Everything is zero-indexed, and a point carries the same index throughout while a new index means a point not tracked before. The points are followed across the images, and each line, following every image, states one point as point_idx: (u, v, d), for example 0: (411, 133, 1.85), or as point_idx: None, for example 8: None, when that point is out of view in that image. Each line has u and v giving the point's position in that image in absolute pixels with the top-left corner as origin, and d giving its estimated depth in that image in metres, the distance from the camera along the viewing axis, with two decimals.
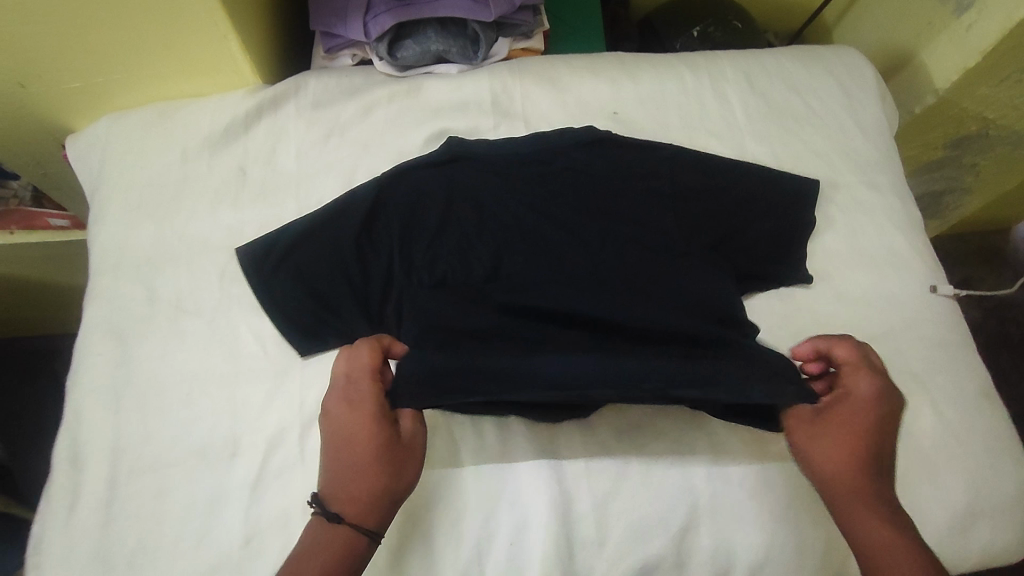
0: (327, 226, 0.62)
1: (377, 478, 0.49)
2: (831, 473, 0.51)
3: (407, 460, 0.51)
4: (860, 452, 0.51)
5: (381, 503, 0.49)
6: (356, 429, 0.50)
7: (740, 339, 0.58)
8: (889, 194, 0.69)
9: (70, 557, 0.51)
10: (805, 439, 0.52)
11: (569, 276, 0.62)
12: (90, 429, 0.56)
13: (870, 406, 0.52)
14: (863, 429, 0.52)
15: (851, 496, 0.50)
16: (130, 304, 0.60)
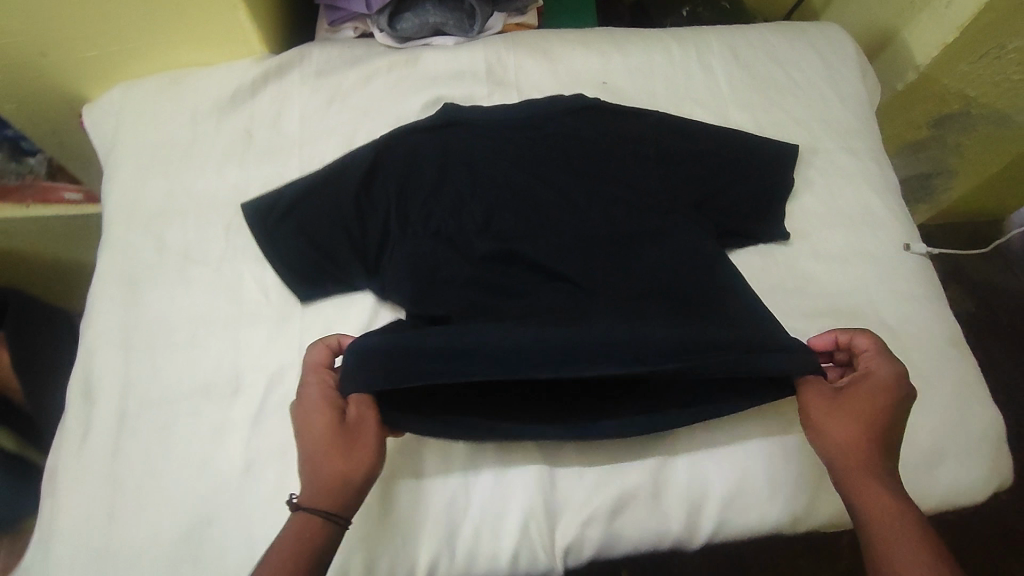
0: (329, 183, 0.66)
1: (326, 464, 0.50)
2: (842, 445, 0.52)
3: (353, 446, 0.51)
4: (874, 428, 0.52)
5: (331, 489, 0.49)
6: (306, 415, 0.52)
7: (716, 298, 0.61)
8: (867, 159, 0.72)
9: (84, 477, 0.56)
10: (820, 415, 0.54)
11: (555, 239, 0.65)
12: (102, 366, 0.59)
13: (887, 389, 0.53)
14: (881, 406, 0.53)
15: (858, 472, 0.52)
16: (141, 255, 0.64)
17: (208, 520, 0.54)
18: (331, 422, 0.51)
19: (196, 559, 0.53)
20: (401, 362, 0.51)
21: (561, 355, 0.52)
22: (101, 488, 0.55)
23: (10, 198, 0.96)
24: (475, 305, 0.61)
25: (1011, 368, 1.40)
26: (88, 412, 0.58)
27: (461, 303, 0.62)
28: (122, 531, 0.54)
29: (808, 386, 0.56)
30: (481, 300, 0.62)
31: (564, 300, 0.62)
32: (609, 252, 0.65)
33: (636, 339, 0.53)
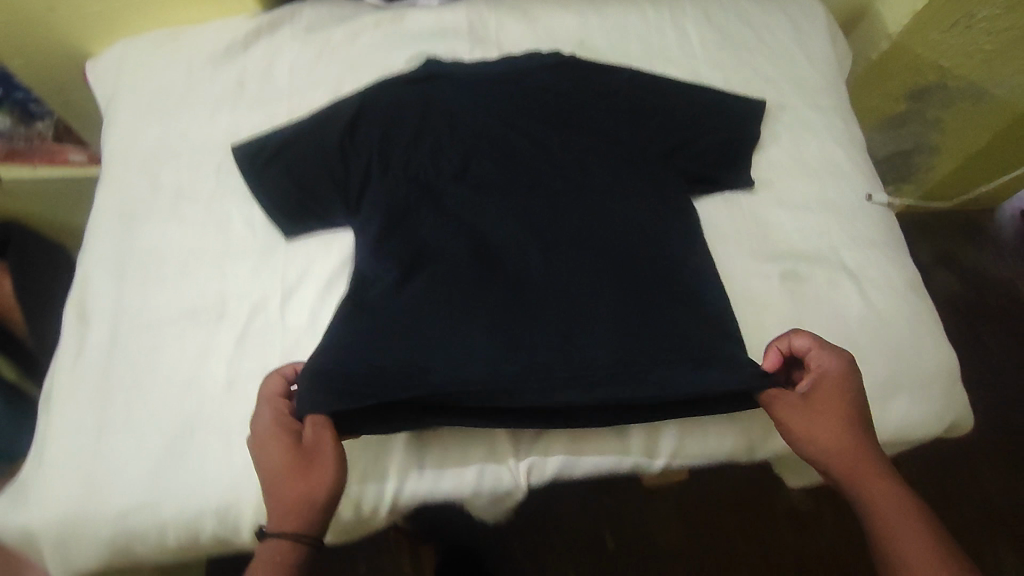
0: (314, 128, 0.69)
1: (286, 490, 0.51)
2: (830, 447, 0.54)
3: (309, 469, 0.52)
4: (850, 422, 0.55)
5: (299, 507, 0.50)
6: (262, 446, 0.53)
7: (675, 261, 0.65)
8: (832, 116, 0.75)
9: (76, 391, 0.59)
10: (799, 421, 0.56)
11: (518, 201, 0.67)
12: (97, 291, 0.63)
13: (844, 381, 0.57)
14: (845, 400, 0.56)
15: (855, 469, 0.53)
16: (136, 192, 0.67)
17: (191, 433, 0.58)
18: (287, 449, 0.52)
19: (179, 467, 0.57)
20: (356, 394, 0.55)
21: (502, 387, 0.57)
22: (91, 402, 0.59)
23: (18, 160, 1.01)
24: (414, 279, 0.62)
25: (996, 349, 1.42)
26: (81, 333, 0.62)
27: (400, 278, 0.62)
28: (109, 441, 0.58)
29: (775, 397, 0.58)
30: (421, 276, 0.62)
31: (510, 274, 0.63)
32: (578, 197, 0.67)
33: (580, 361, 0.59)
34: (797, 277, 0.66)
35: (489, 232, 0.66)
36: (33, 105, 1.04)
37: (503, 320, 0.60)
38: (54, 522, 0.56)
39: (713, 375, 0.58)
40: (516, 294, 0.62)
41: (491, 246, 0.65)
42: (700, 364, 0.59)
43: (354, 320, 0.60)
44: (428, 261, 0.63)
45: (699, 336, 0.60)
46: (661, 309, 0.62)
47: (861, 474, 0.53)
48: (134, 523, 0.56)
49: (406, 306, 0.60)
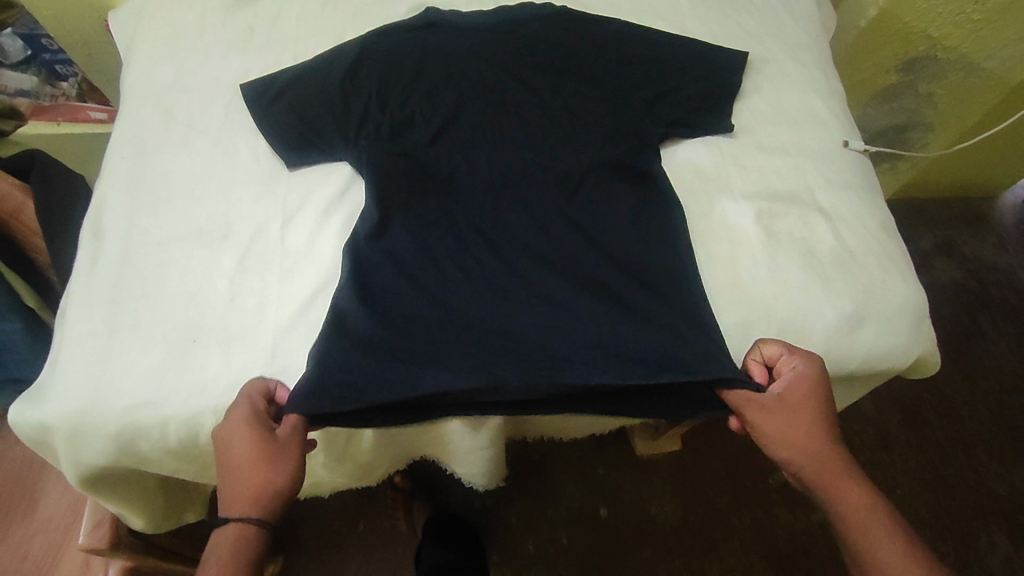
0: (317, 69, 0.72)
1: (257, 477, 0.53)
2: (804, 450, 0.57)
3: (280, 459, 0.54)
4: (821, 425, 0.58)
5: (266, 494, 0.53)
6: (231, 434, 0.55)
7: (649, 202, 0.69)
8: (811, 70, 0.79)
9: (89, 299, 0.64)
10: (779, 424, 0.58)
11: (504, 147, 0.71)
12: (112, 211, 0.68)
13: (814, 386, 0.59)
14: (815, 402, 0.58)
15: (829, 471, 0.56)
16: (149, 124, 0.72)
17: (193, 340, 0.62)
18: (259, 438, 0.54)
19: (182, 370, 0.61)
20: (354, 386, 0.57)
21: (492, 386, 0.57)
22: (102, 309, 0.63)
23: (43, 116, 1.05)
24: (409, 275, 0.64)
25: (996, 333, 1.40)
26: (95, 248, 0.66)
27: (396, 273, 0.64)
28: (119, 346, 0.61)
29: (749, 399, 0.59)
30: (413, 272, 0.64)
31: (489, 245, 0.66)
32: (565, 139, 0.72)
33: (564, 355, 0.60)
34: (772, 215, 0.69)
35: (469, 180, 0.70)
36: (59, 65, 1.09)
37: (493, 315, 0.62)
38: (63, 417, 0.59)
39: (699, 346, 0.60)
40: (501, 262, 0.65)
41: (481, 220, 0.68)
42: (688, 346, 0.60)
43: (348, 318, 0.60)
44: (419, 255, 0.65)
45: (682, 322, 0.62)
46: (642, 293, 0.64)
47: (835, 476, 0.56)
48: (138, 420, 0.59)
49: (399, 305, 0.62)
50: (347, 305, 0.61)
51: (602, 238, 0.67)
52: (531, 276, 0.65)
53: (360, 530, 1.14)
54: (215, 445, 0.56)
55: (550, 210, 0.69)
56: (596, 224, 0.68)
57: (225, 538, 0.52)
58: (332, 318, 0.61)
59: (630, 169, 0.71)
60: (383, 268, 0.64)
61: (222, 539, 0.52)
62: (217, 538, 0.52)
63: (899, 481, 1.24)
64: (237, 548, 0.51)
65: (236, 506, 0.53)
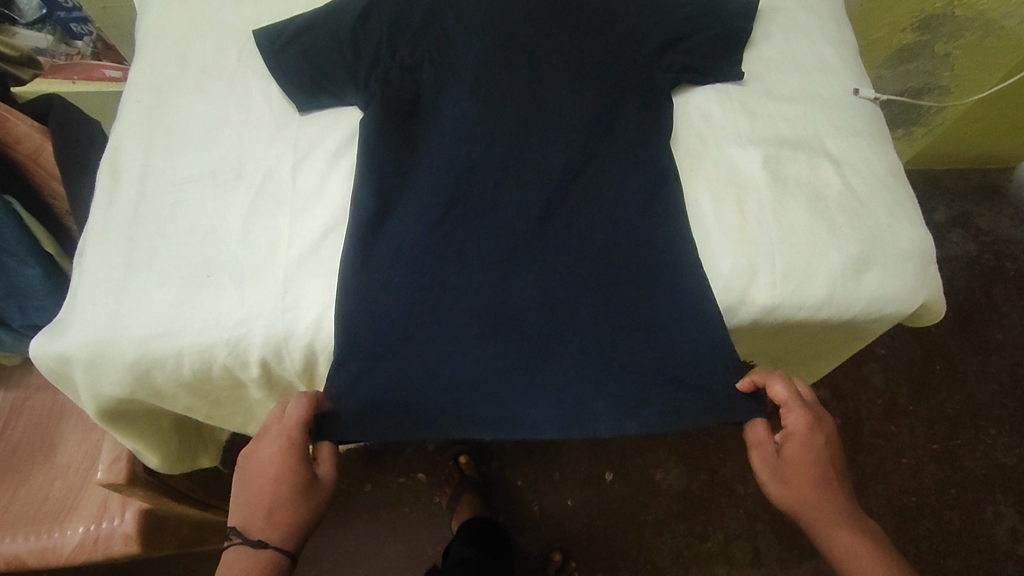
0: (328, 15, 0.73)
1: (291, 508, 0.58)
2: (807, 498, 0.60)
3: (314, 498, 0.60)
4: (821, 471, 0.61)
5: (298, 527, 0.59)
6: (278, 466, 0.58)
7: (657, 147, 0.69)
8: (822, 18, 0.78)
9: (104, 233, 0.63)
10: (783, 480, 0.61)
11: (512, 94, 0.71)
12: (127, 151, 0.68)
13: (807, 438, 0.61)
14: (813, 452, 0.62)
15: (825, 519, 0.60)
16: (165, 69, 0.73)
17: (208, 276, 0.62)
18: (301, 476, 0.59)
19: (196, 303, 0.60)
20: (394, 421, 0.64)
21: (501, 407, 0.63)
22: (119, 244, 0.63)
23: (59, 74, 1.08)
24: (403, 258, 0.64)
25: (1010, 306, 1.39)
26: (112, 186, 0.66)
27: (392, 266, 0.63)
28: (135, 280, 0.61)
29: (754, 448, 0.64)
30: (416, 261, 0.63)
31: (496, 187, 0.67)
32: (573, 86, 0.72)
33: (571, 321, 0.63)
34: (780, 160, 0.68)
35: (474, 128, 0.69)
36: (73, 24, 1.10)
37: (490, 310, 0.62)
38: (82, 347, 0.59)
39: (700, 297, 0.62)
40: (506, 206, 0.66)
41: (483, 167, 0.68)
42: (688, 299, 0.63)
43: (360, 326, 0.61)
44: (422, 240, 0.64)
45: (684, 269, 0.64)
46: (645, 244, 0.65)
47: (832, 523, 0.60)
48: (152, 350, 0.59)
49: (404, 308, 0.62)
50: (350, 310, 0.61)
51: (608, 185, 0.68)
52: (535, 222, 0.66)
53: (369, 489, 1.16)
54: (252, 468, 0.59)
55: (560, 159, 0.69)
56: (608, 169, 0.69)
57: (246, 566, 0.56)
58: (353, 319, 0.61)
59: (639, 112, 0.70)
60: (387, 251, 0.64)
61: (246, 564, 0.56)
62: (239, 561, 0.57)
63: (907, 453, 1.24)
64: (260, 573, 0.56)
65: (267, 535, 0.57)
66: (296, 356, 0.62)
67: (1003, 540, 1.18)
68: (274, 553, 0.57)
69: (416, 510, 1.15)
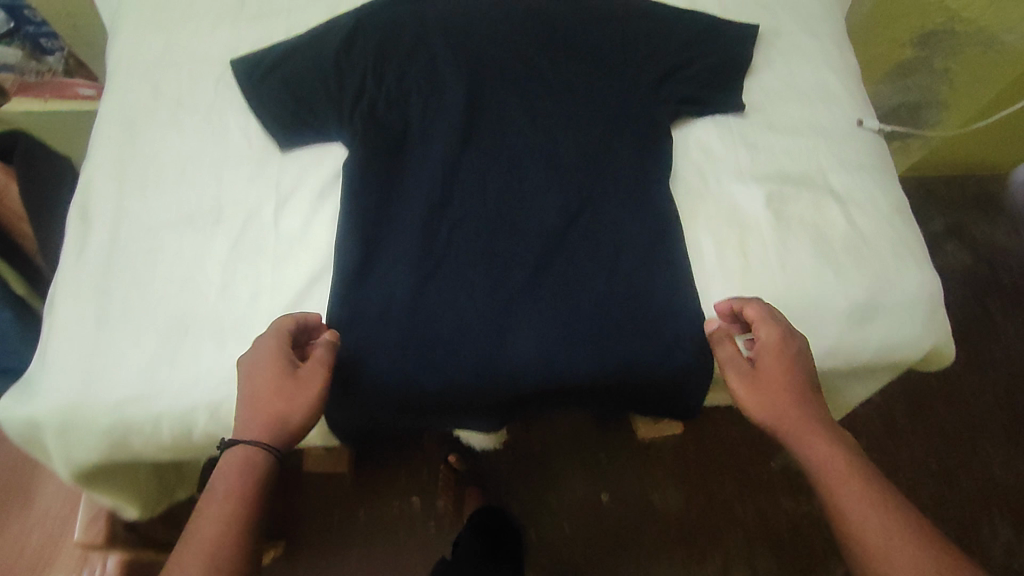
0: (310, 45, 0.70)
1: (271, 406, 0.53)
2: (779, 413, 0.55)
3: (300, 396, 0.54)
4: (795, 383, 0.56)
5: (279, 429, 0.53)
6: (257, 365, 0.54)
7: (659, 188, 0.65)
8: (827, 42, 0.75)
9: (75, 288, 0.60)
10: (754, 397, 0.56)
11: (508, 128, 0.69)
12: (97, 193, 0.64)
13: (779, 351, 0.56)
14: (788, 368, 0.56)
15: (800, 429, 0.55)
16: (136, 100, 0.68)
17: (186, 331, 0.58)
18: (282, 370, 0.53)
19: (174, 362, 0.57)
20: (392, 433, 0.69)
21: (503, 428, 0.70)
22: (90, 297, 0.59)
23: (30, 93, 1.03)
24: (391, 309, 0.60)
25: (1004, 317, 1.38)
26: (83, 234, 0.62)
27: (386, 321, 0.60)
28: (108, 338, 0.58)
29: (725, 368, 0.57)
30: (408, 317, 0.60)
31: (493, 234, 0.64)
32: (568, 121, 0.69)
33: (567, 377, 0.60)
34: (782, 199, 0.66)
35: (464, 165, 0.67)
36: (43, 39, 1.05)
37: (484, 369, 0.60)
38: (52, 412, 0.55)
39: (698, 356, 0.61)
40: (506, 253, 0.63)
41: (478, 213, 0.65)
42: (690, 356, 0.60)
43: (355, 388, 0.59)
44: (413, 291, 0.61)
45: (685, 323, 0.60)
46: (641, 292, 0.62)
47: (806, 433, 0.54)
48: (128, 416, 0.56)
49: (400, 368, 0.60)
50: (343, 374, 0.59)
51: (610, 234, 0.64)
52: (531, 272, 0.62)
53: (361, 517, 1.13)
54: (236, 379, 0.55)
55: (549, 199, 0.65)
56: (611, 211, 0.65)
57: (230, 484, 0.50)
58: (348, 380, 0.59)
59: (637, 144, 0.67)
60: (381, 301, 0.61)
61: (228, 468, 0.51)
62: (223, 472, 0.51)
63: (902, 472, 1.24)
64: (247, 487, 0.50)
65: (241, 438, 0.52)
66: None
67: (999, 557, 1.17)
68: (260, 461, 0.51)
69: (412, 536, 1.13)
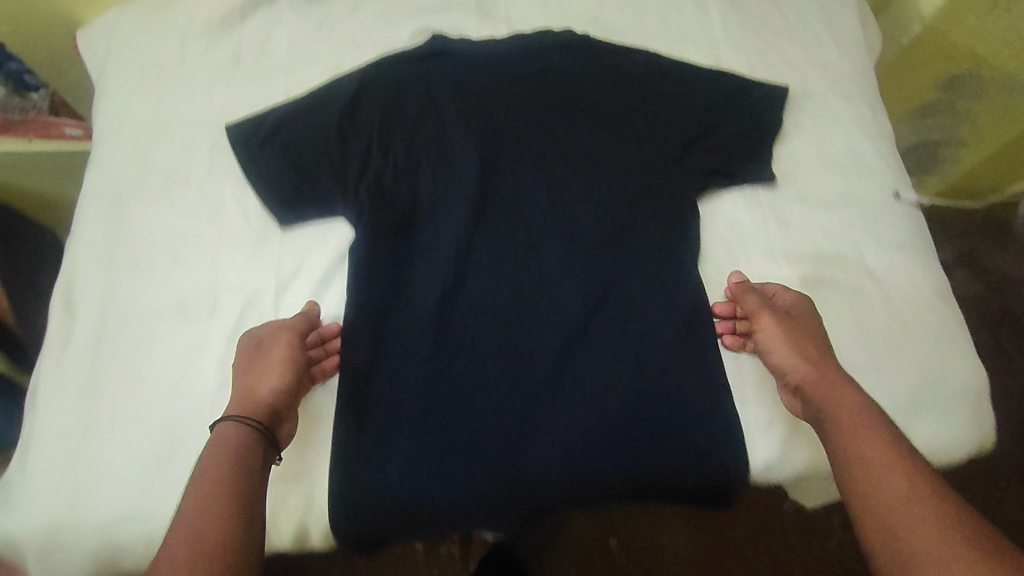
0: (312, 107, 0.65)
1: (245, 380, 0.54)
2: (814, 357, 0.56)
3: (269, 364, 0.54)
4: (823, 341, 0.58)
5: (254, 401, 0.52)
6: (240, 350, 0.56)
7: (684, 273, 0.62)
8: (860, 104, 0.71)
9: (61, 389, 0.56)
10: (788, 336, 0.57)
11: (525, 203, 0.65)
12: (82, 278, 0.60)
13: (803, 309, 0.59)
14: (814, 327, 0.58)
15: (832, 376, 0.54)
16: (127, 172, 0.64)
17: (181, 437, 0.54)
18: (255, 344, 0.56)
19: (168, 472, 0.53)
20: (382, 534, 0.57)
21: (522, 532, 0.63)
22: (78, 399, 0.56)
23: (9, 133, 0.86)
24: (407, 405, 0.58)
25: None
26: (68, 326, 0.59)
27: (405, 419, 0.57)
28: (97, 444, 0.54)
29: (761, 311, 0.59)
30: (427, 415, 0.58)
31: (513, 325, 0.61)
32: (588, 195, 0.65)
33: (588, 480, 0.57)
34: (818, 283, 0.62)
35: (478, 246, 0.64)
36: (26, 75, 0.87)
37: (504, 476, 0.56)
38: (35, 533, 0.51)
39: (728, 458, 0.57)
40: (528, 346, 0.60)
41: (497, 302, 0.62)
42: (718, 458, 0.57)
43: (367, 499, 0.55)
44: (429, 386, 0.58)
45: (710, 421, 0.58)
46: (663, 387, 0.59)
47: (838, 380, 0.54)
48: (117, 536, 0.51)
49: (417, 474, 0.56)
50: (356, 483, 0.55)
51: (630, 324, 0.61)
52: (551, 368, 0.60)
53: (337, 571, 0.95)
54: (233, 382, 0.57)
55: (567, 284, 0.62)
56: (632, 297, 0.62)
57: (213, 459, 0.47)
58: (360, 489, 0.55)
59: (659, 222, 0.64)
60: (396, 395, 0.58)
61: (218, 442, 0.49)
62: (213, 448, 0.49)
63: None
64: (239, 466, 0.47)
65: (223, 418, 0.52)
66: (288, 535, 0.55)
67: None
68: (243, 434, 0.50)
69: None
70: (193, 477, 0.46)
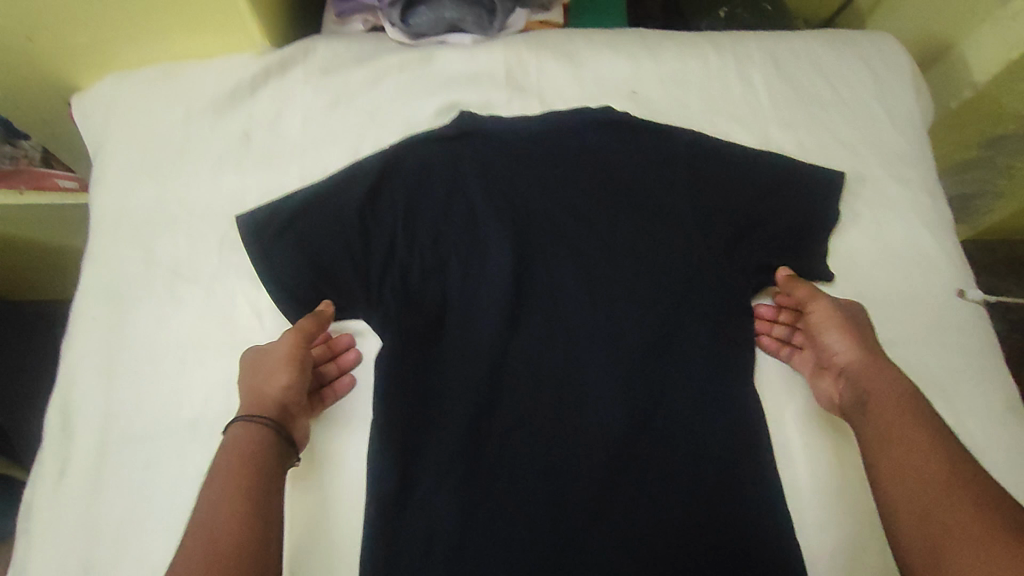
0: (331, 196, 0.60)
1: (252, 382, 0.52)
2: (864, 350, 0.54)
3: (275, 364, 0.52)
4: (873, 338, 0.56)
5: (262, 401, 0.51)
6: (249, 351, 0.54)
7: (738, 385, 0.58)
8: (918, 189, 0.66)
9: (58, 521, 0.52)
10: (836, 327, 0.56)
11: (563, 302, 0.60)
12: (82, 392, 0.56)
13: (850, 306, 0.58)
14: (863, 325, 0.57)
15: (878, 368, 0.53)
16: (130, 270, 0.59)
17: None
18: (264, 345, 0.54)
19: None
20: None
21: None
22: (75, 534, 0.51)
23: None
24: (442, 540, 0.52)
25: None
26: (66, 447, 0.54)
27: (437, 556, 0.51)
28: None
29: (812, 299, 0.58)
30: (461, 552, 0.52)
31: (554, 445, 0.56)
32: (632, 294, 0.60)
33: None
34: None
35: (515, 351, 0.58)
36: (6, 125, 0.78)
37: None
38: None
39: None
40: (570, 470, 0.55)
41: (534, 416, 0.56)
42: None
43: None
44: (464, 518, 0.52)
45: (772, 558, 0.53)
46: (718, 515, 0.54)
47: (883, 371, 0.53)
48: None
49: None
50: None
51: (680, 442, 0.56)
52: (597, 493, 0.54)
53: None
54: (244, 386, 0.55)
55: (611, 396, 0.57)
56: (682, 411, 0.57)
57: (232, 468, 0.47)
58: None
59: (709, 325, 0.59)
60: (425, 528, 0.52)
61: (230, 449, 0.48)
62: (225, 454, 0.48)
63: None
64: (249, 465, 0.47)
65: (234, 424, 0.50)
66: None
67: None
68: (256, 438, 0.49)
69: None
70: (207, 484, 0.46)
